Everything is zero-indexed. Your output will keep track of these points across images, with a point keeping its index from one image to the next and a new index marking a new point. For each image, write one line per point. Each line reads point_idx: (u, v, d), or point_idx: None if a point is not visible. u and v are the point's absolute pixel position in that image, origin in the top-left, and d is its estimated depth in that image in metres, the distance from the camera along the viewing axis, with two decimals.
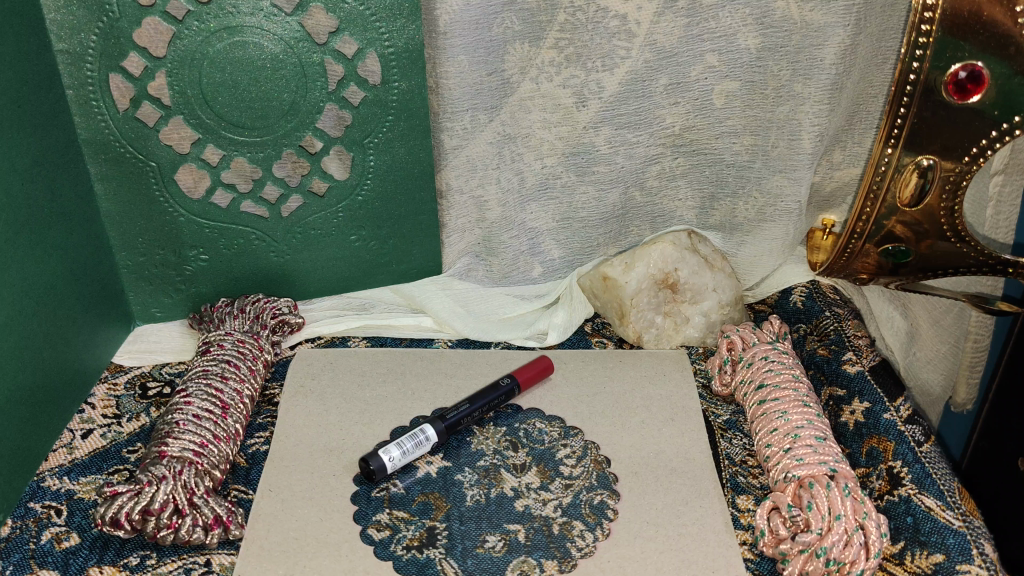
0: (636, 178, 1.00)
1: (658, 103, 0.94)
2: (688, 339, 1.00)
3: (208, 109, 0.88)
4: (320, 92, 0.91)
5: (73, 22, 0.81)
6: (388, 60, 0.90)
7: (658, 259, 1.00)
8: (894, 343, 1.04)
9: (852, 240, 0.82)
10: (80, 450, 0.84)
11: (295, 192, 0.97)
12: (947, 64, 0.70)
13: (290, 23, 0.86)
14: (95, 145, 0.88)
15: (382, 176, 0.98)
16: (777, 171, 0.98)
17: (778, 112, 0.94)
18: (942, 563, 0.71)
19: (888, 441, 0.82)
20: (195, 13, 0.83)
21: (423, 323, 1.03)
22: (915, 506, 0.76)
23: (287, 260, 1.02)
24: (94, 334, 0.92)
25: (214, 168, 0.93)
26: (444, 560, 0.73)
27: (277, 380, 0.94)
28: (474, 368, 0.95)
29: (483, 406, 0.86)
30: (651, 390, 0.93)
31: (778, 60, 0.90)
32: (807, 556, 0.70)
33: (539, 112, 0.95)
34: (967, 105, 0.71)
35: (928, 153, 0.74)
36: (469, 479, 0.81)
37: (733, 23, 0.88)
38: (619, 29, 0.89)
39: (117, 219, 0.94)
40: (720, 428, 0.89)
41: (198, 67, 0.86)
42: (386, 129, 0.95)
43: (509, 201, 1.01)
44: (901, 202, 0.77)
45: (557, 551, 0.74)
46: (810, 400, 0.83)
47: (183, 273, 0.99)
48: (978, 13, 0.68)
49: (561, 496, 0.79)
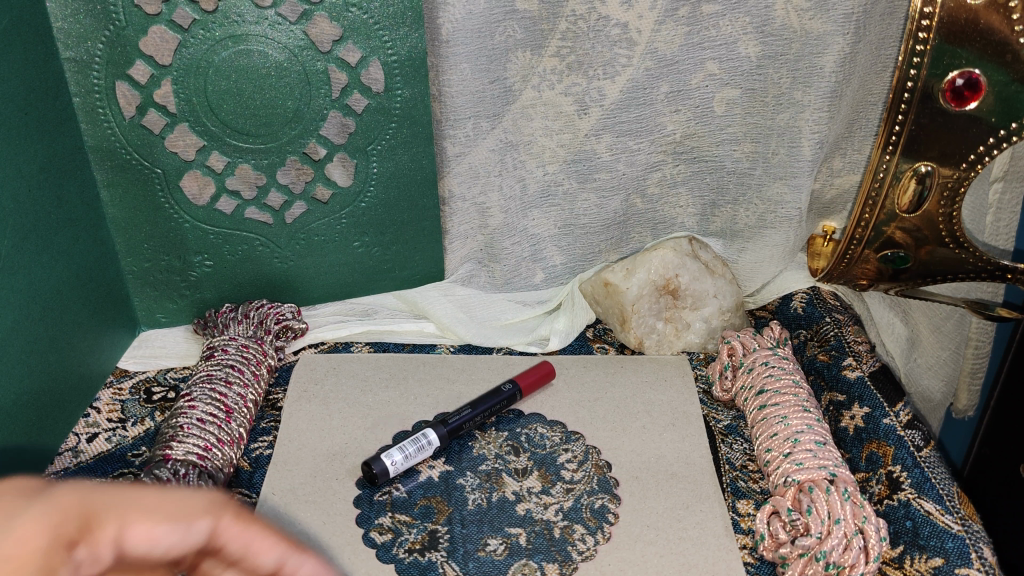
0: (637, 185, 1.01)
1: (659, 111, 0.95)
2: (689, 344, 1.01)
3: (213, 116, 0.89)
4: (323, 100, 0.92)
5: (80, 31, 0.82)
6: (391, 68, 0.91)
7: (658, 265, 1.00)
8: (895, 349, 1.03)
9: (852, 246, 0.83)
10: (86, 454, 0.85)
11: (299, 199, 0.98)
12: (944, 72, 0.71)
13: (294, 32, 0.87)
14: (101, 152, 0.89)
15: (385, 184, 0.99)
16: (777, 178, 0.98)
17: (779, 119, 0.95)
18: (942, 567, 0.72)
19: (888, 446, 0.83)
20: (201, 22, 0.84)
21: (425, 329, 1.04)
22: (914, 510, 0.76)
23: (290, 266, 1.03)
24: (99, 338, 0.93)
25: (219, 174, 0.94)
26: (445, 563, 0.74)
27: (281, 385, 0.94)
28: (477, 373, 0.96)
29: (484, 411, 0.87)
30: (653, 395, 0.93)
31: (778, 68, 0.91)
32: (807, 560, 0.70)
33: (540, 119, 0.96)
34: (965, 112, 0.72)
35: (926, 160, 0.75)
36: (471, 483, 0.81)
37: (733, 31, 0.89)
38: (620, 38, 0.90)
39: (123, 225, 0.95)
40: (721, 433, 0.89)
41: (203, 75, 0.87)
42: (389, 135, 0.95)
43: (511, 208, 1.02)
44: (900, 209, 0.78)
45: (558, 555, 0.74)
46: (811, 406, 0.84)
47: (188, 278, 1.00)
48: (975, 20, 0.69)
49: (562, 500, 0.80)
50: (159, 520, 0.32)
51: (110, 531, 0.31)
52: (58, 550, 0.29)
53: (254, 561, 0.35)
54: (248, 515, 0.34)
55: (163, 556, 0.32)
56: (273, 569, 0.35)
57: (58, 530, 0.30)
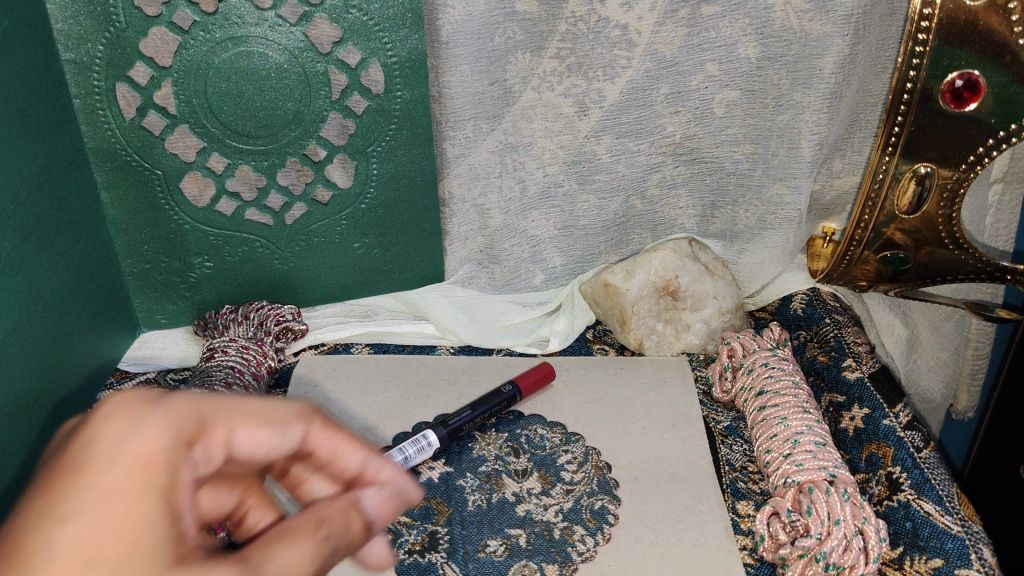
0: (637, 187, 1.01)
1: (659, 112, 0.95)
2: (689, 345, 1.01)
3: (213, 118, 0.89)
4: (323, 101, 0.92)
5: (80, 32, 0.82)
6: (391, 69, 0.91)
7: (658, 266, 1.00)
8: (895, 350, 1.03)
9: (851, 247, 0.84)
10: None
11: (299, 201, 0.98)
12: (943, 73, 0.71)
13: (294, 33, 0.87)
14: (101, 153, 0.90)
15: (384, 186, 0.99)
16: (777, 179, 0.98)
17: (778, 120, 0.95)
18: (941, 568, 0.71)
19: (887, 447, 0.83)
20: (201, 23, 0.84)
21: (425, 330, 1.05)
22: (914, 511, 0.76)
23: (290, 268, 1.03)
24: (99, 339, 0.93)
25: (219, 176, 0.94)
26: (445, 564, 0.74)
27: (281, 386, 0.94)
28: (477, 375, 0.96)
29: (484, 412, 0.87)
30: (653, 396, 0.93)
31: (778, 70, 0.91)
32: (807, 560, 0.70)
33: (540, 121, 0.96)
34: (964, 113, 0.72)
35: (925, 161, 0.75)
36: (471, 484, 0.81)
37: (733, 32, 0.89)
38: (619, 39, 0.90)
39: (123, 227, 0.95)
40: (721, 434, 0.89)
41: (203, 77, 0.87)
42: (389, 137, 0.95)
43: (511, 209, 1.02)
44: (899, 210, 0.79)
45: (558, 556, 0.74)
46: (811, 407, 0.84)
47: (188, 280, 1.00)
48: (974, 21, 0.69)
49: (562, 501, 0.80)
50: (260, 426, 0.41)
51: (220, 434, 0.40)
52: (177, 449, 0.36)
53: (342, 464, 0.46)
54: (333, 425, 0.45)
55: (267, 452, 0.42)
56: (360, 472, 0.46)
57: (176, 432, 0.37)
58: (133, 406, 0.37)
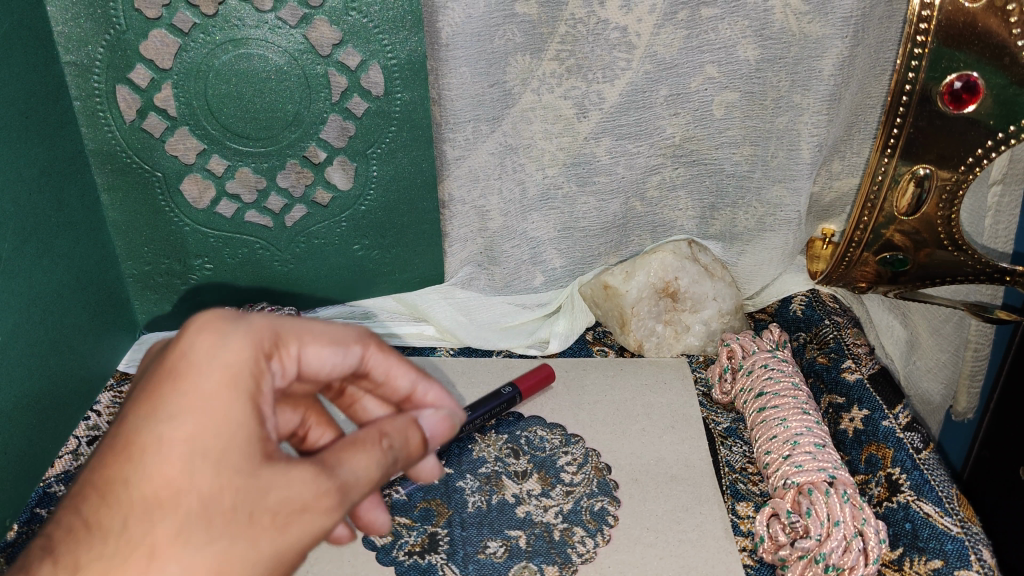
0: (637, 189, 1.01)
1: (659, 114, 0.95)
2: (689, 346, 1.01)
3: (213, 120, 0.89)
4: (323, 103, 0.92)
5: (81, 35, 0.82)
6: (391, 72, 0.91)
7: (658, 268, 1.01)
8: (894, 352, 1.03)
9: (851, 248, 0.84)
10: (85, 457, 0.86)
11: (299, 202, 0.98)
12: (942, 75, 0.71)
13: (294, 36, 0.87)
14: (101, 155, 0.90)
15: (384, 187, 0.99)
16: (777, 181, 0.99)
17: (778, 122, 0.95)
18: (941, 569, 0.71)
19: (887, 449, 0.83)
20: (202, 26, 0.85)
21: (425, 331, 1.06)
22: (914, 512, 0.76)
23: (290, 270, 1.03)
24: (99, 341, 0.93)
25: (219, 178, 0.94)
26: (445, 565, 0.74)
27: None
28: (476, 377, 0.97)
29: (484, 413, 0.86)
30: (653, 397, 0.93)
31: (777, 72, 0.91)
32: (807, 562, 0.70)
33: (540, 123, 0.96)
34: (962, 115, 0.72)
35: (924, 163, 0.76)
36: (470, 486, 0.81)
37: (732, 34, 0.89)
38: (619, 41, 0.90)
39: (124, 228, 0.95)
40: (720, 436, 0.89)
41: (203, 79, 0.87)
42: (389, 139, 0.95)
43: (511, 211, 1.02)
44: (898, 211, 0.79)
45: (558, 557, 0.74)
46: (810, 408, 0.84)
47: (188, 282, 1.00)
48: (972, 23, 0.69)
49: (562, 503, 0.80)
50: (325, 346, 0.47)
51: (292, 350, 0.45)
52: (258, 361, 0.42)
53: (395, 385, 0.52)
54: (384, 349, 0.51)
55: (329, 369, 0.47)
56: (410, 393, 0.53)
57: (257, 345, 0.43)
58: (219, 324, 0.42)
